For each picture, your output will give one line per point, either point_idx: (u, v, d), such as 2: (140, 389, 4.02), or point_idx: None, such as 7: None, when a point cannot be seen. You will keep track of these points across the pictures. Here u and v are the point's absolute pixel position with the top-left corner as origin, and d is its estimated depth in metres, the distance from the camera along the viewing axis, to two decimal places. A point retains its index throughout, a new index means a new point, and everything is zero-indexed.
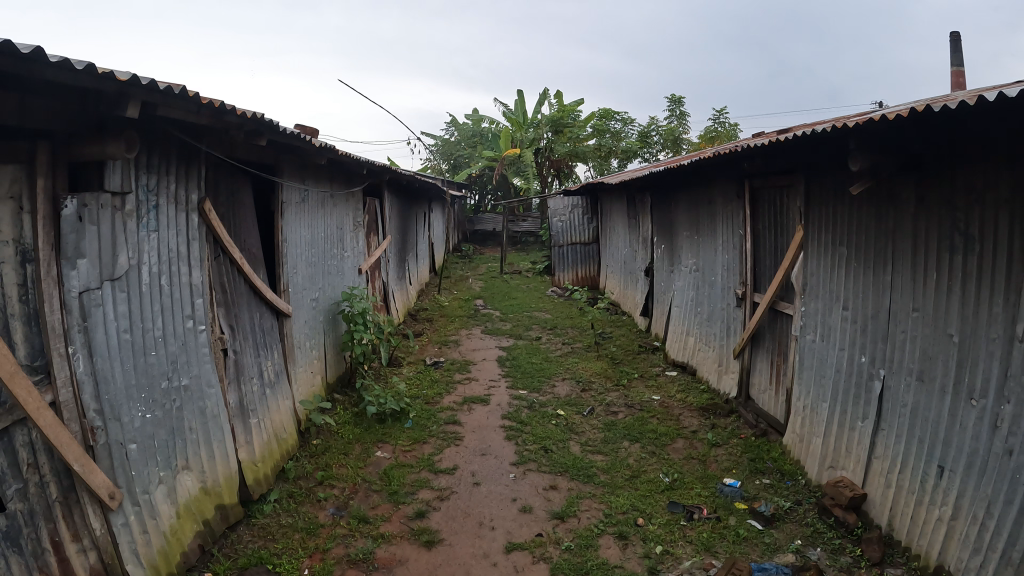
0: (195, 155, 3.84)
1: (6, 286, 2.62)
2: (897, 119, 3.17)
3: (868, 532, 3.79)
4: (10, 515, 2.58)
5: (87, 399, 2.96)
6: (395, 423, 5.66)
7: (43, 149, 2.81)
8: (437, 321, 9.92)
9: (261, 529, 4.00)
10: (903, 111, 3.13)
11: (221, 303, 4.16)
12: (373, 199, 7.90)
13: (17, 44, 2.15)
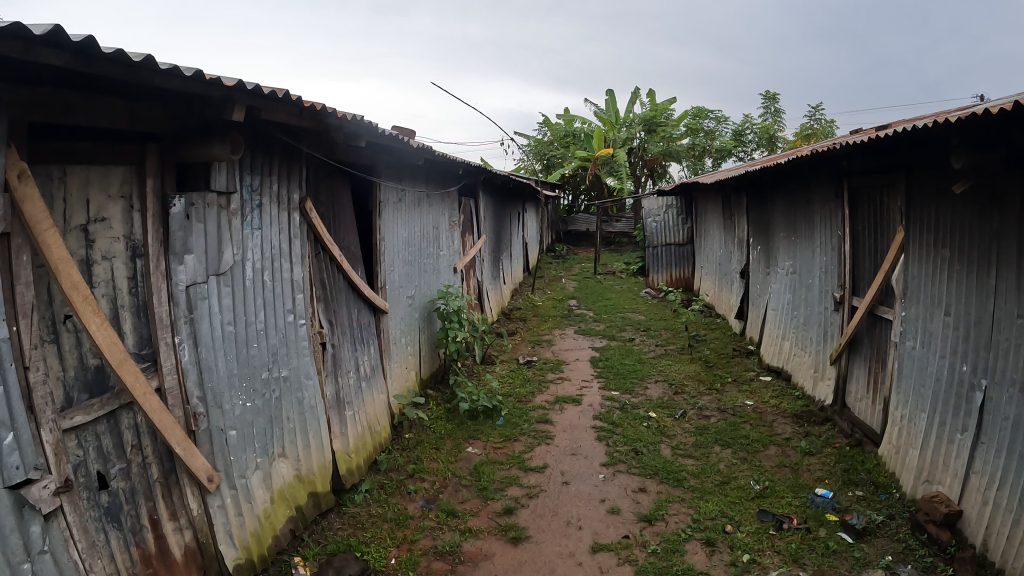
0: (298, 154, 3.96)
1: (116, 279, 2.77)
2: (997, 114, 3.04)
3: (963, 551, 3.62)
4: (112, 491, 2.73)
5: (191, 386, 3.10)
6: (487, 420, 5.71)
7: (153, 152, 2.95)
8: (531, 320, 9.96)
9: (351, 517, 4.10)
10: (1004, 105, 3.01)
11: (321, 299, 4.29)
12: (468, 199, 7.99)
13: (130, 54, 2.28)
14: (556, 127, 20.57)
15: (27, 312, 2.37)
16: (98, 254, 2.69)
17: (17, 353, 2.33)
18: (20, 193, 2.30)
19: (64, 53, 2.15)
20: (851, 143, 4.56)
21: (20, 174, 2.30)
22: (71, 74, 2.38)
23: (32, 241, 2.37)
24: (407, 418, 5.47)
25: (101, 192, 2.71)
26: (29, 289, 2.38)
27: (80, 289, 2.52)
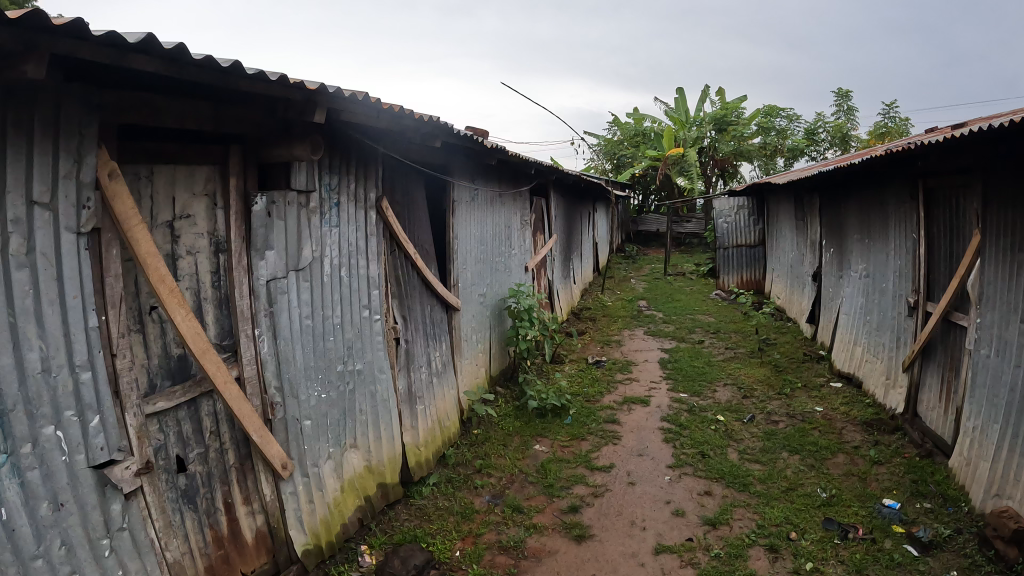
0: (376, 154, 4.06)
1: (199, 273, 2.88)
2: None
3: None
4: (190, 474, 2.84)
5: (269, 376, 3.21)
6: (556, 419, 5.73)
7: (236, 151, 3.05)
8: (600, 320, 9.94)
9: (418, 509, 4.17)
10: None
11: (396, 295, 4.39)
12: (540, 198, 8.03)
13: (219, 60, 2.37)
14: (625, 126, 20.48)
15: (115, 302, 2.49)
16: (183, 249, 2.80)
17: (106, 340, 2.46)
18: (110, 190, 2.42)
19: (155, 59, 2.24)
20: (927, 144, 4.46)
21: (111, 172, 2.41)
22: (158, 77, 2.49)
23: (120, 236, 2.49)
24: (474, 414, 5.55)
25: (186, 190, 2.82)
26: (118, 281, 2.50)
27: (166, 280, 2.62)
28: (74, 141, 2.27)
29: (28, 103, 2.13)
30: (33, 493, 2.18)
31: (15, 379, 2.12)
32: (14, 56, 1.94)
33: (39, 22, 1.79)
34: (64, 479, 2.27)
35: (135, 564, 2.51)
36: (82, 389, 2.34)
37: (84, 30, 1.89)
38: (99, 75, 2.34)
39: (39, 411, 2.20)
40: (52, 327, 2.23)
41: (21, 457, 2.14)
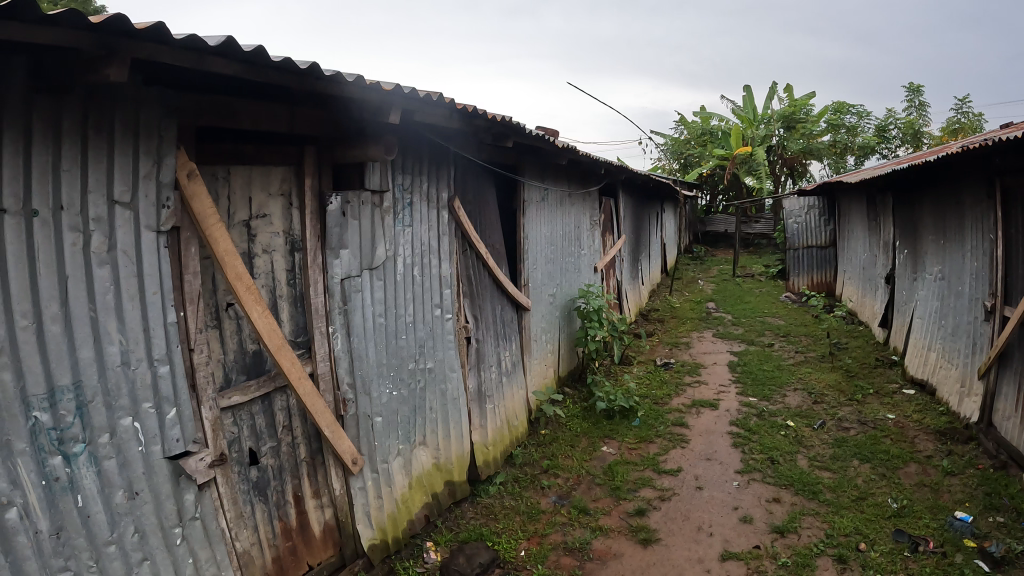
0: (448, 154, 4.09)
1: (275, 271, 2.94)
2: None
3: None
4: (262, 467, 2.90)
5: (342, 373, 3.26)
6: (624, 421, 5.68)
7: (312, 153, 3.10)
8: (669, 322, 9.85)
9: (485, 507, 4.19)
10: None
11: (467, 295, 4.41)
12: (609, 198, 7.98)
13: (297, 63, 2.41)
14: (692, 125, 20.23)
15: (193, 298, 2.56)
16: (259, 248, 2.86)
17: (183, 335, 2.53)
18: (189, 190, 2.48)
19: (234, 62, 2.28)
20: (1004, 139, 4.29)
21: (190, 173, 2.47)
22: (233, 80, 2.54)
23: (198, 235, 2.56)
24: (542, 415, 5.55)
25: (263, 190, 2.88)
26: (196, 278, 2.57)
27: (245, 279, 2.64)
28: (154, 142, 2.34)
29: (108, 104, 2.19)
30: (110, 482, 2.25)
31: (95, 372, 2.19)
32: (97, 59, 1.97)
33: (120, 26, 1.82)
34: (139, 468, 2.34)
35: (206, 553, 2.58)
36: (160, 382, 2.41)
37: (163, 34, 1.91)
38: (177, 78, 2.41)
39: (118, 403, 2.27)
40: (132, 322, 2.31)
41: (98, 447, 2.21)
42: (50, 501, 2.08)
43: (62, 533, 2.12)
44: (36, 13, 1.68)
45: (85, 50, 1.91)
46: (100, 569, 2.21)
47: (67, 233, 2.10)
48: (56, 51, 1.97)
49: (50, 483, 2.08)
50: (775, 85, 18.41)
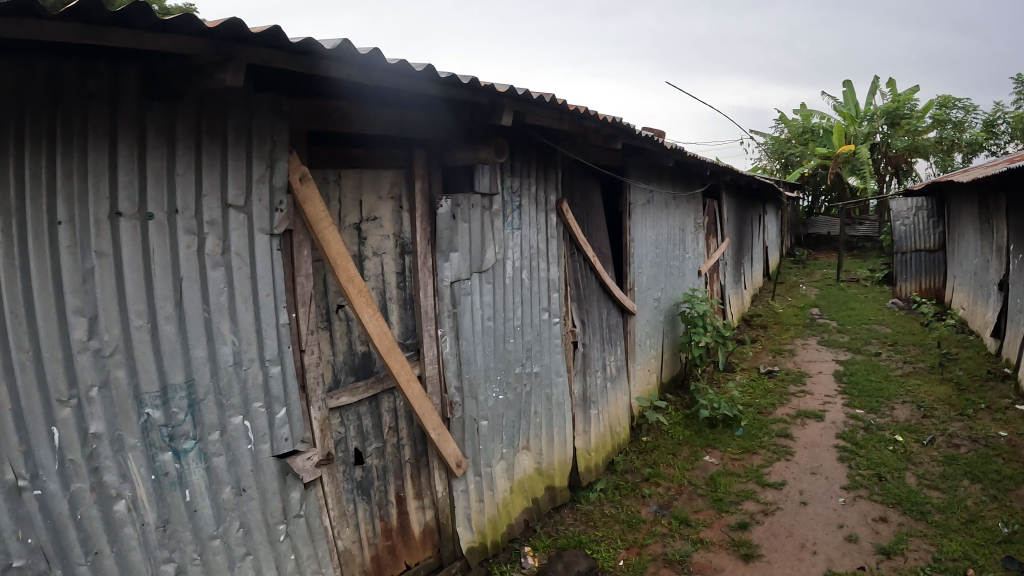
0: (557, 157, 4.03)
1: (385, 274, 2.96)
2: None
3: None
4: (366, 467, 2.92)
5: (450, 376, 3.25)
6: (727, 430, 5.52)
7: (421, 157, 3.07)
8: (771, 328, 9.58)
9: (584, 514, 4.14)
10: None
11: (575, 299, 4.36)
12: (713, 200, 7.80)
13: (413, 63, 2.40)
14: (792, 123, 19.64)
15: (305, 301, 2.59)
16: (369, 250, 2.88)
17: (295, 336, 2.56)
18: (302, 194, 2.49)
19: (345, 65, 2.27)
20: None
21: (302, 177, 2.48)
22: (346, 86, 2.55)
23: (310, 237, 2.58)
24: (644, 421, 5.45)
25: (373, 193, 2.89)
26: (308, 280, 2.60)
27: (356, 281, 2.63)
28: (267, 147, 2.37)
29: (223, 110, 2.23)
30: (218, 479, 2.29)
31: (207, 371, 2.24)
32: (213, 65, 1.99)
33: (234, 32, 1.83)
34: (248, 466, 2.38)
35: (308, 550, 2.61)
36: (271, 382, 2.45)
37: (278, 38, 1.91)
38: (289, 84, 2.44)
39: (229, 402, 2.32)
40: (245, 323, 2.35)
41: (209, 444, 2.26)
42: (159, 494, 2.14)
43: (169, 526, 2.17)
44: (153, 20, 1.71)
45: (201, 57, 1.94)
46: (203, 562, 2.26)
47: (182, 235, 2.15)
48: (174, 61, 2.02)
49: (160, 478, 2.14)
50: (878, 80, 17.70)
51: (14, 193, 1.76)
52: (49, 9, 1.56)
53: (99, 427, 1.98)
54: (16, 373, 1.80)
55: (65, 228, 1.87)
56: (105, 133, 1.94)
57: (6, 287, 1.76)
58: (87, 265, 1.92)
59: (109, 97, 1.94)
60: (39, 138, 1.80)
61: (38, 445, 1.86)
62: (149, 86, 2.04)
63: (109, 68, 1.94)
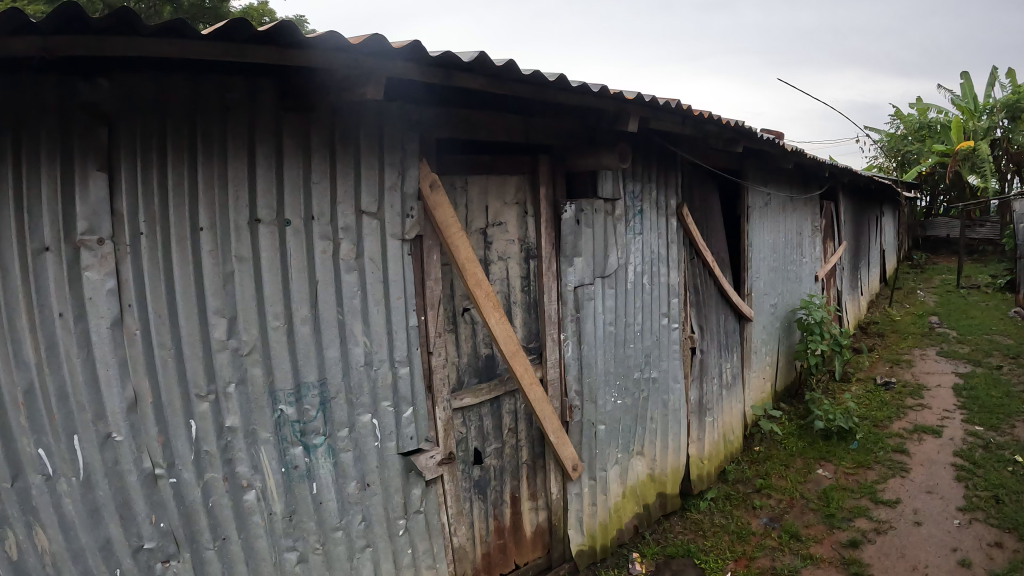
0: (676, 159, 3.93)
1: (510, 278, 2.98)
2: None
3: None
4: (484, 467, 2.97)
5: (571, 379, 3.24)
6: (842, 442, 5.33)
7: (545, 162, 3.07)
8: (888, 337, 9.20)
9: (694, 523, 4.06)
10: None
11: (694, 304, 4.28)
12: (830, 202, 7.55)
13: (544, 74, 2.47)
14: (909, 119, 18.79)
15: (434, 303, 2.69)
16: (495, 254, 2.92)
17: (423, 338, 2.65)
18: (431, 201, 2.54)
19: (479, 76, 2.34)
20: None
21: (432, 184, 2.54)
22: (474, 94, 2.63)
23: (439, 243, 2.68)
24: (757, 430, 5.32)
25: (499, 199, 2.92)
26: (437, 283, 2.70)
27: (484, 286, 2.57)
28: (398, 156, 2.48)
29: (356, 123, 2.36)
30: (344, 472, 2.43)
31: (340, 371, 2.39)
32: (354, 80, 2.12)
33: (379, 47, 1.94)
34: (373, 462, 2.50)
35: (424, 545, 2.69)
36: (400, 382, 2.56)
37: (416, 53, 2.01)
38: (420, 95, 2.51)
39: (360, 400, 2.45)
40: (377, 325, 2.47)
41: (338, 440, 2.40)
42: (288, 486, 2.31)
43: (295, 515, 2.34)
44: (295, 37, 1.82)
45: (346, 71, 2.08)
46: (325, 552, 2.41)
47: (317, 241, 2.29)
48: (316, 77, 2.14)
49: (289, 470, 2.31)
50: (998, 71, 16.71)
51: (158, 205, 1.99)
52: (196, 29, 1.69)
53: (234, 421, 2.18)
54: (158, 367, 2.03)
55: (206, 234, 2.08)
56: (245, 147, 2.12)
57: (151, 290, 1.99)
58: (227, 269, 2.12)
59: (247, 112, 2.12)
60: (181, 155, 2.02)
61: (175, 435, 2.08)
62: (282, 99, 2.20)
63: (246, 83, 2.11)
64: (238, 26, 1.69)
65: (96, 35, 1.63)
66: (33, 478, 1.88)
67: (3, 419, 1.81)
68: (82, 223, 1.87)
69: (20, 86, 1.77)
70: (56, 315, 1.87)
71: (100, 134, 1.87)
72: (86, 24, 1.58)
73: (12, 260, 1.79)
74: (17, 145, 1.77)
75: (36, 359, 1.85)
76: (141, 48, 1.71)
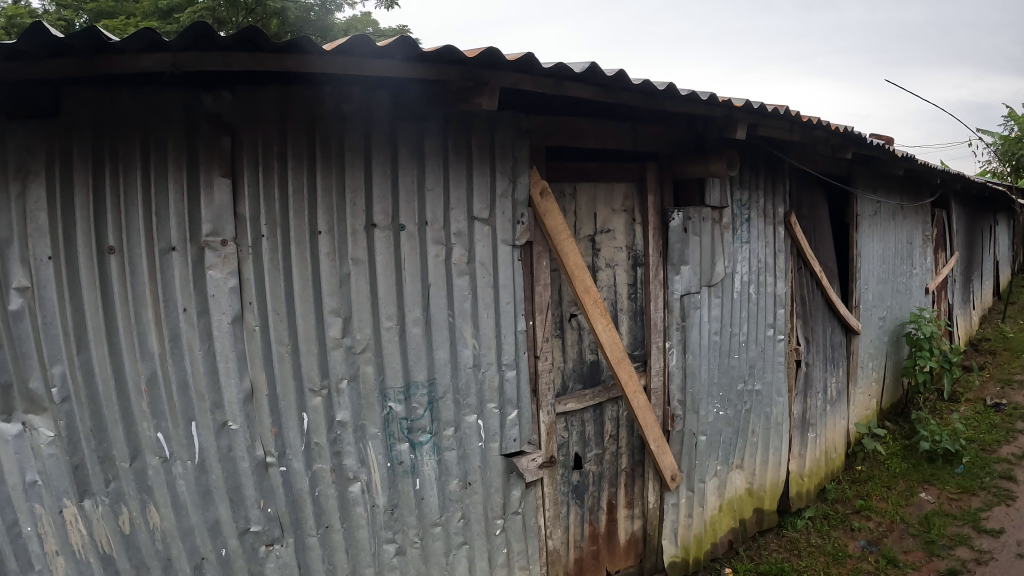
0: (785, 166, 3.84)
1: (617, 285, 3.00)
2: None
3: None
4: (583, 472, 2.99)
5: (674, 389, 3.20)
6: (947, 466, 5.09)
7: (653, 169, 3.04)
8: (1001, 354, 8.75)
9: (790, 542, 3.97)
10: None
11: (800, 315, 4.17)
12: (942, 211, 7.24)
13: (655, 82, 2.44)
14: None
15: (542, 309, 2.70)
16: (603, 261, 2.94)
17: (530, 343, 2.67)
18: (541, 208, 2.55)
19: (589, 86, 2.32)
20: None
21: (542, 191, 2.54)
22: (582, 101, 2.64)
23: (549, 249, 2.68)
24: (860, 449, 5.18)
25: (607, 206, 2.93)
26: (546, 289, 2.71)
27: (592, 292, 2.57)
28: (508, 163, 2.48)
29: (469, 131, 2.38)
30: (447, 470, 2.46)
31: (448, 371, 2.41)
32: (469, 90, 2.12)
33: (493, 62, 1.96)
34: (476, 461, 2.52)
35: (521, 546, 2.71)
36: (506, 385, 2.57)
37: (532, 65, 2.00)
38: (531, 104, 2.53)
39: (466, 400, 2.47)
40: (486, 329, 2.49)
41: (443, 438, 2.43)
42: (392, 481, 2.35)
43: (397, 509, 2.37)
44: (412, 52, 1.84)
45: (460, 83, 2.09)
46: (423, 546, 2.44)
47: (431, 245, 2.32)
48: (431, 86, 2.18)
49: (395, 465, 2.34)
50: None
51: (280, 208, 2.05)
52: (319, 45, 1.74)
53: (345, 416, 2.23)
54: (275, 363, 2.10)
55: (325, 237, 2.12)
56: (362, 154, 2.17)
57: (270, 289, 2.06)
58: (344, 270, 2.16)
59: (365, 120, 2.16)
60: (301, 162, 2.07)
61: (287, 427, 2.14)
62: (397, 108, 2.23)
63: (361, 93, 2.14)
64: (359, 41, 1.73)
65: (223, 51, 1.69)
66: (151, 459, 1.99)
67: (125, 403, 1.95)
68: (207, 225, 1.97)
69: (149, 99, 1.90)
70: (181, 309, 1.97)
71: (223, 142, 1.97)
72: (213, 41, 1.64)
73: (139, 259, 1.91)
74: (147, 153, 1.90)
75: (160, 349, 1.96)
76: (267, 65, 1.76)
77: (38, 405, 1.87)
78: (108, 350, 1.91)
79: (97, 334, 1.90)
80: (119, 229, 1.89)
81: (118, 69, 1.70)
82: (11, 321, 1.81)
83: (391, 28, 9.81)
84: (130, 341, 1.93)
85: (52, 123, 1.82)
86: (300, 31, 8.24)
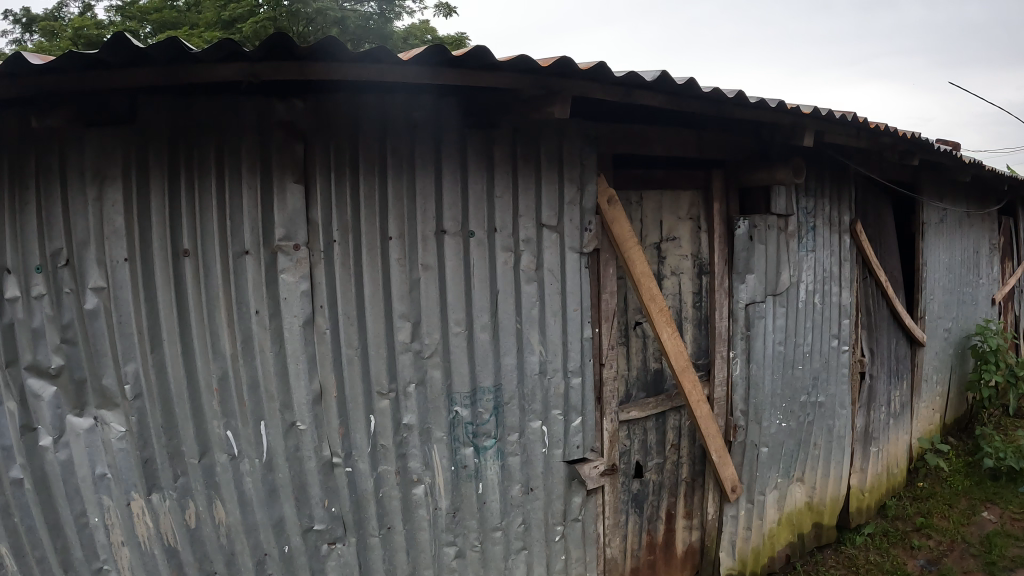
0: (851, 174, 3.78)
1: (682, 292, 3.01)
2: None
3: None
4: (644, 481, 2.99)
5: (737, 399, 3.18)
6: (1012, 485, 4.86)
7: (719, 177, 3.05)
8: None
9: (848, 558, 3.89)
10: None
11: (865, 326, 4.10)
12: (1010, 219, 7.04)
13: (724, 90, 2.43)
14: None
15: (608, 316, 2.70)
16: (668, 269, 2.95)
17: (596, 351, 2.68)
18: (609, 215, 2.54)
19: (659, 94, 2.32)
20: None
21: (610, 199, 2.54)
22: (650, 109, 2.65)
23: (616, 257, 2.69)
24: (922, 465, 5.06)
25: (672, 214, 2.95)
26: (612, 297, 2.71)
27: (658, 300, 2.56)
28: (576, 170, 2.49)
29: (538, 139, 2.39)
30: (510, 475, 2.47)
31: (514, 377, 2.42)
32: (541, 99, 2.14)
33: (565, 70, 1.97)
34: (539, 467, 2.53)
35: (580, 554, 2.70)
36: (571, 392, 2.57)
37: (604, 73, 2.01)
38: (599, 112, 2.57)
39: (531, 406, 2.48)
40: (553, 336, 2.49)
41: (507, 443, 2.44)
42: (455, 483, 2.37)
43: (458, 513, 2.39)
44: (485, 61, 1.85)
45: (530, 92, 2.11)
46: (483, 550, 2.45)
47: (499, 252, 2.34)
48: (502, 96, 2.19)
49: (459, 469, 2.36)
50: None
51: (351, 214, 2.08)
52: (395, 54, 1.76)
53: (412, 419, 2.25)
54: (345, 366, 2.13)
55: (396, 243, 2.15)
56: (431, 162, 2.19)
57: (341, 293, 2.09)
58: (414, 276, 2.19)
59: (434, 128, 2.19)
60: (373, 169, 2.11)
61: (355, 428, 2.17)
62: (466, 117, 2.25)
63: (431, 102, 2.17)
64: (434, 53, 1.75)
65: (300, 60, 1.72)
66: (219, 456, 2.04)
67: (196, 402, 2.00)
68: (280, 230, 2.00)
69: (225, 107, 1.95)
70: (254, 312, 2.01)
71: (296, 148, 2.01)
72: (290, 51, 1.67)
73: (213, 261, 1.96)
74: (221, 158, 1.95)
75: (231, 349, 2.00)
76: (342, 74, 1.79)
77: (111, 400, 1.95)
78: (181, 349, 1.96)
79: (171, 334, 1.95)
80: (194, 233, 1.94)
81: (197, 79, 1.75)
82: (87, 319, 1.90)
83: (450, 36, 9.98)
84: (203, 341, 1.98)
85: (130, 130, 1.89)
86: (360, 41, 8.45)
